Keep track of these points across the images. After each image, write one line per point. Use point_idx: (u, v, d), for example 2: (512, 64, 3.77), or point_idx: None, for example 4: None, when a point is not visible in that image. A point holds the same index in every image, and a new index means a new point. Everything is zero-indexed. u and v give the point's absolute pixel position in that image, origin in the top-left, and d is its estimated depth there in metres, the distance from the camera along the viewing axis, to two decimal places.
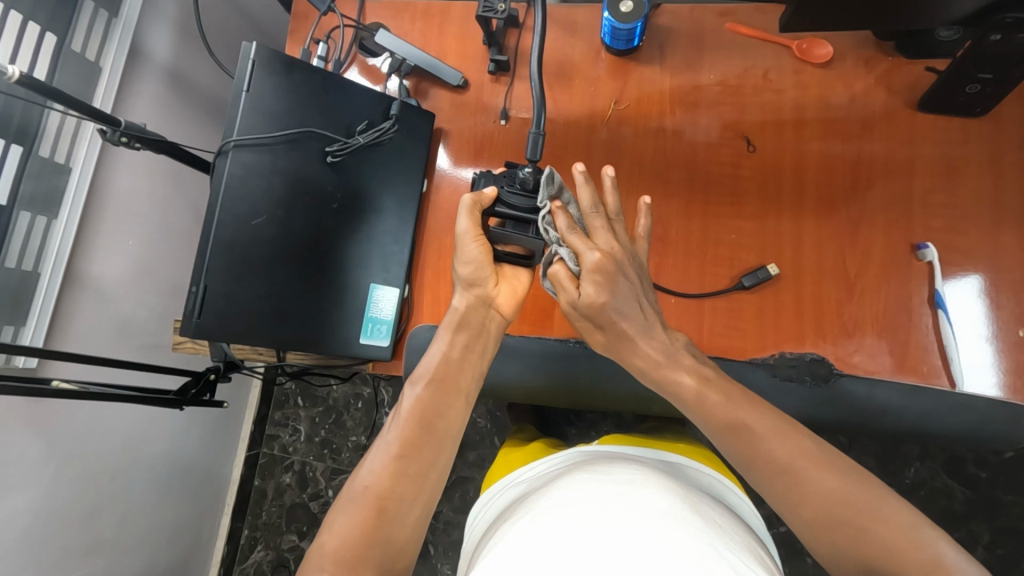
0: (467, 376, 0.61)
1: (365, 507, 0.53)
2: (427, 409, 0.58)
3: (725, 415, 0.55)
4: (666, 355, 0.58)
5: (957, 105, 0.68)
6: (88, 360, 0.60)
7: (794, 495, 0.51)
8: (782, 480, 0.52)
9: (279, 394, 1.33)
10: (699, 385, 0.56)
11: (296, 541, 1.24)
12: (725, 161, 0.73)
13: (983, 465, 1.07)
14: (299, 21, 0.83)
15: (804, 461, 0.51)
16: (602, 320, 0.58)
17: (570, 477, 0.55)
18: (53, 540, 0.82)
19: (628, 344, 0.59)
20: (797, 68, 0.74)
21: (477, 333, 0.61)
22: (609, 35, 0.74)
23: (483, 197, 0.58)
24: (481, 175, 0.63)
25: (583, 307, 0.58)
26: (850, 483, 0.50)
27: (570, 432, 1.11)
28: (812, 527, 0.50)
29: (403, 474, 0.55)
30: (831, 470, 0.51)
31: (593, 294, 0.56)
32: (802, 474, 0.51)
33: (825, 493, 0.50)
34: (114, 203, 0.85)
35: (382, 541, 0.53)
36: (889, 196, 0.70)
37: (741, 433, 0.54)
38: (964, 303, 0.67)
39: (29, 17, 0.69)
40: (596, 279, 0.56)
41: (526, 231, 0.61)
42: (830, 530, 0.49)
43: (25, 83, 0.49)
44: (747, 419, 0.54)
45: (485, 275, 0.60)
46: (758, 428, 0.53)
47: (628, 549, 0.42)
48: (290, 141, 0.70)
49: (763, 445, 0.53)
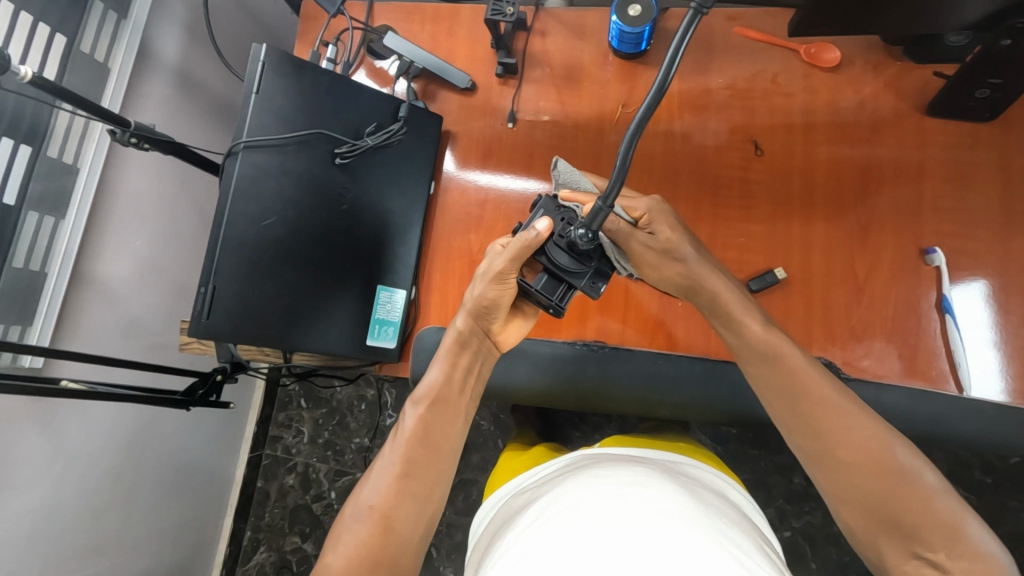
0: (465, 396, 0.62)
1: (371, 527, 0.54)
2: (428, 428, 0.59)
3: (781, 355, 0.58)
4: (740, 297, 0.61)
5: (968, 109, 0.68)
6: (97, 360, 0.60)
7: (835, 439, 0.55)
8: (824, 425, 0.56)
9: (283, 395, 1.33)
10: (766, 330, 0.59)
11: (299, 543, 1.24)
12: (733, 165, 0.73)
13: (988, 471, 1.06)
14: (308, 23, 0.83)
15: (849, 412, 0.55)
16: (675, 255, 0.62)
17: (604, 467, 0.56)
18: (59, 540, 0.82)
19: (705, 279, 0.62)
20: (806, 72, 0.74)
21: (476, 356, 0.63)
22: (617, 38, 0.74)
23: (531, 242, 0.56)
24: (546, 200, 0.58)
25: (658, 245, 0.61)
26: (885, 441, 0.54)
27: (574, 435, 1.10)
28: (851, 484, 0.54)
29: (406, 493, 0.56)
30: (871, 426, 0.55)
31: (666, 233, 0.62)
32: (845, 422, 0.55)
33: (867, 446, 0.54)
34: (123, 203, 0.85)
35: (388, 559, 0.53)
36: (899, 200, 0.70)
37: (797, 376, 0.57)
38: (973, 308, 0.66)
39: (40, 18, 0.69)
40: (665, 219, 0.62)
41: (553, 294, 0.58)
42: (863, 486, 0.53)
43: (37, 83, 0.49)
44: (802, 366, 0.57)
45: (498, 313, 0.61)
46: (806, 371, 0.57)
47: (640, 549, 0.42)
48: (300, 142, 0.70)
49: (814, 389, 0.57)
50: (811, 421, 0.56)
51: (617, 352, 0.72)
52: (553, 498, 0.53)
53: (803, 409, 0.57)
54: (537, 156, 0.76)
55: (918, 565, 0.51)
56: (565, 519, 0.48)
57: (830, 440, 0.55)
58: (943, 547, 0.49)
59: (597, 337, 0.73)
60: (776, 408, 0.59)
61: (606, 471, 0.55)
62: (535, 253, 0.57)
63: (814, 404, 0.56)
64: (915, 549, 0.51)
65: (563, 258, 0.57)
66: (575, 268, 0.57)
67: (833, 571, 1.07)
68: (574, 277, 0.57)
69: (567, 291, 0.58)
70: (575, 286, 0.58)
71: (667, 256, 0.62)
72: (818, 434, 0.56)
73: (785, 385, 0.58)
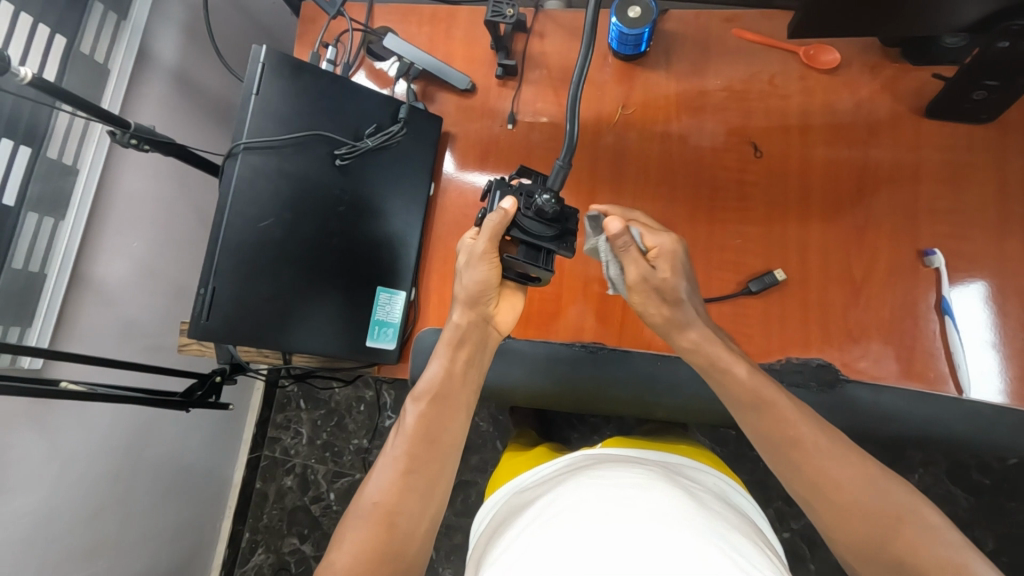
0: (467, 389, 0.60)
1: (374, 524, 0.53)
2: (430, 424, 0.58)
3: (762, 395, 0.56)
4: (718, 339, 0.59)
5: (964, 111, 0.68)
6: (96, 361, 0.60)
7: (827, 486, 0.52)
8: (813, 471, 0.52)
9: (281, 397, 1.32)
10: (750, 375, 0.56)
11: (297, 544, 1.23)
12: (731, 166, 0.73)
13: (986, 472, 1.07)
14: (307, 25, 0.83)
15: (837, 454, 0.52)
16: (669, 296, 0.57)
17: (607, 467, 0.57)
18: (57, 542, 0.82)
19: (690, 324, 0.58)
20: (803, 74, 0.74)
21: (476, 348, 0.61)
22: (616, 40, 0.74)
23: (502, 220, 0.55)
24: (496, 182, 0.57)
25: (653, 281, 0.56)
26: (875, 484, 0.51)
27: (573, 436, 1.10)
28: (848, 531, 0.51)
29: (409, 489, 0.55)
30: (861, 467, 0.52)
31: (666, 272, 0.57)
32: (833, 466, 0.52)
33: (859, 491, 0.51)
34: (121, 204, 0.85)
35: (392, 557, 0.53)
36: (896, 201, 0.70)
37: (781, 419, 0.54)
38: (971, 309, 0.67)
39: (39, 19, 0.69)
40: (670, 260, 0.57)
41: (538, 261, 0.58)
42: (862, 532, 0.50)
43: (37, 84, 0.49)
44: (785, 406, 0.55)
45: (490, 294, 0.60)
46: (790, 414, 0.54)
47: (636, 549, 0.42)
48: (298, 143, 0.70)
49: (798, 434, 0.53)
50: (799, 468, 0.53)
51: (615, 353, 0.72)
52: (552, 499, 0.53)
53: (789, 454, 0.54)
54: (535, 157, 0.77)
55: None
56: (566, 519, 0.48)
57: (822, 485, 0.52)
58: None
59: (594, 337, 0.74)
60: (763, 452, 0.56)
61: (606, 473, 0.55)
62: (507, 230, 0.57)
63: (802, 452, 0.53)
64: None
65: (534, 226, 0.56)
66: (548, 233, 0.57)
67: (831, 572, 1.07)
68: (552, 241, 0.57)
69: (550, 256, 0.59)
70: (552, 250, 0.58)
71: (658, 294, 0.57)
72: (808, 480, 0.52)
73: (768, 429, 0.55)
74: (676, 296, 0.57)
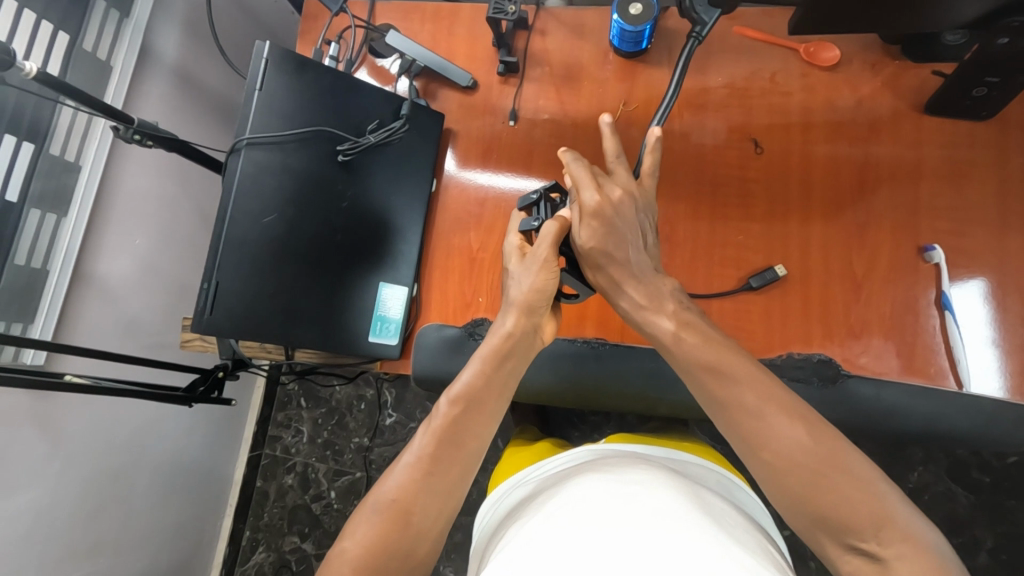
0: (499, 398, 0.58)
1: (388, 521, 0.52)
2: (458, 428, 0.56)
3: (703, 356, 0.52)
4: (649, 297, 0.57)
5: (964, 108, 0.69)
6: (101, 355, 0.60)
7: (757, 440, 0.48)
8: (748, 425, 0.49)
9: (282, 395, 1.32)
10: (677, 328, 0.54)
11: (298, 543, 1.23)
12: (732, 163, 0.74)
13: (986, 470, 1.07)
14: (310, 22, 0.84)
15: (775, 410, 0.48)
16: (594, 266, 0.59)
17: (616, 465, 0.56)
18: (58, 538, 0.82)
19: (618, 293, 0.59)
20: (804, 71, 0.74)
21: (520, 358, 0.60)
22: (618, 37, 0.75)
23: (562, 229, 0.59)
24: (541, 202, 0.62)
25: (577, 248, 0.59)
26: (809, 438, 0.46)
27: (574, 434, 1.10)
28: (777, 485, 0.47)
29: (428, 489, 0.53)
30: (798, 421, 0.47)
31: (588, 246, 0.58)
32: (769, 421, 0.48)
33: (791, 445, 0.46)
34: (123, 202, 0.85)
35: (404, 552, 0.51)
36: (896, 198, 0.70)
37: (716, 377, 0.51)
38: (971, 305, 0.67)
39: (42, 16, 0.70)
40: (591, 225, 0.57)
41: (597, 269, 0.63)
42: (785, 487, 0.47)
43: (42, 79, 0.49)
44: (722, 361, 0.51)
45: (544, 304, 0.60)
46: (727, 369, 0.50)
47: (642, 547, 0.43)
48: (301, 139, 0.70)
49: (735, 392, 0.50)
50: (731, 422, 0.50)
51: (618, 348, 0.72)
52: (544, 503, 0.53)
53: (723, 411, 0.50)
54: (536, 154, 0.77)
55: (855, 559, 0.44)
56: (569, 514, 0.48)
57: (753, 441, 0.48)
58: (875, 538, 0.43)
59: (597, 333, 0.73)
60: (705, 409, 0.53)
61: (612, 470, 0.55)
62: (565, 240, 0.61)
63: (731, 411, 0.50)
64: (848, 541, 0.44)
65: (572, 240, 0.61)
66: None
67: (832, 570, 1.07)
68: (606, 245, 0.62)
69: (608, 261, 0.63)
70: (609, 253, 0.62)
71: (586, 262, 0.60)
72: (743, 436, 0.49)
73: (704, 386, 0.52)
74: (605, 255, 0.58)
